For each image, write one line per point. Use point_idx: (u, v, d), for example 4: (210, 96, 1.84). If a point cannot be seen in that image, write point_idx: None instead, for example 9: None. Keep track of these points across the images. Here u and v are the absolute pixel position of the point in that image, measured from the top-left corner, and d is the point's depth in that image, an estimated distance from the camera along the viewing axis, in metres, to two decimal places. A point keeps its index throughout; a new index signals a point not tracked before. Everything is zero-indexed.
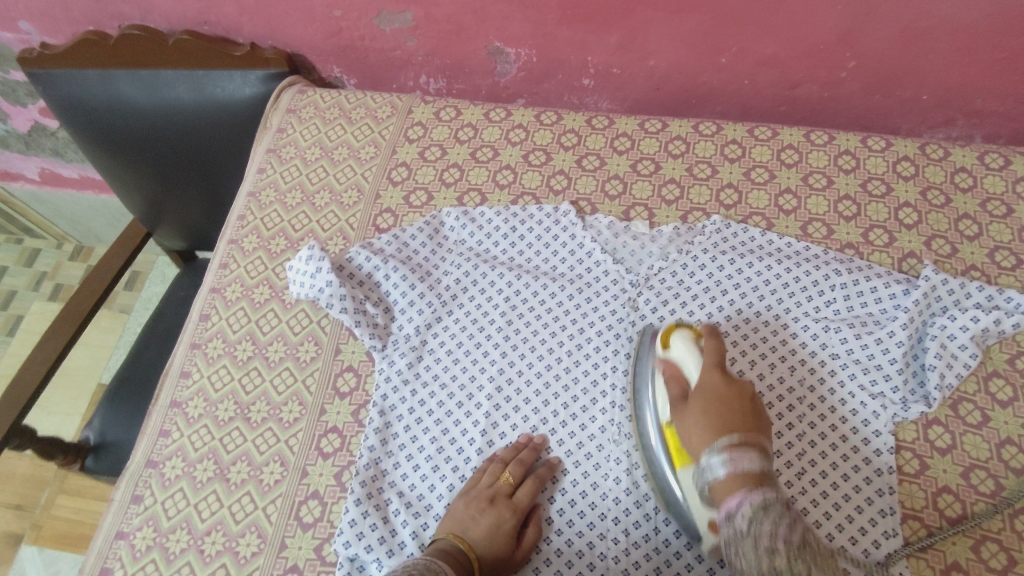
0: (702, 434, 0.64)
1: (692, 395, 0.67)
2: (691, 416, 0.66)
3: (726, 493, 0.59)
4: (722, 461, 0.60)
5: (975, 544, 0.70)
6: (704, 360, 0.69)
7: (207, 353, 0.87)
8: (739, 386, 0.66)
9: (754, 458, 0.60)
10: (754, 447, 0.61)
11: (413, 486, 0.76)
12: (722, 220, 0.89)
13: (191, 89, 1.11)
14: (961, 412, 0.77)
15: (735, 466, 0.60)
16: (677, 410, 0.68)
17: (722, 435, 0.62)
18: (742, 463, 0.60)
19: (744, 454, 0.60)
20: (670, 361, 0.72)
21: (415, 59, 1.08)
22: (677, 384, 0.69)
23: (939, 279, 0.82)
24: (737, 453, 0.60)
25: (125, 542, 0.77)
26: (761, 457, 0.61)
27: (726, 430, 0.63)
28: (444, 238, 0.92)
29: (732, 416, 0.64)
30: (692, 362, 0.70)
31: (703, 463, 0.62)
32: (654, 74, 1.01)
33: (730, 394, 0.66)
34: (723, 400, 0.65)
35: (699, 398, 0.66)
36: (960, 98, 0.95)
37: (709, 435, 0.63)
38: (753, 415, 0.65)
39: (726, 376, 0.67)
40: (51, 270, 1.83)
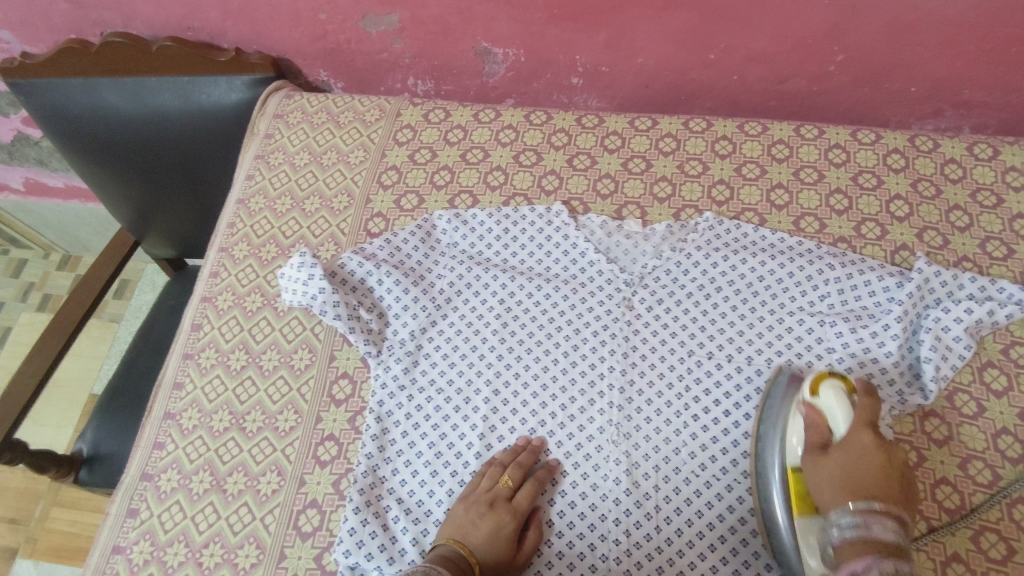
0: (835, 493, 0.61)
1: (835, 447, 0.63)
2: (829, 467, 0.62)
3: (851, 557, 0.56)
4: (854, 522, 0.57)
5: (974, 535, 0.71)
6: (854, 415, 0.64)
7: (199, 364, 0.86)
8: (888, 452, 0.62)
9: (890, 529, 0.56)
10: (893, 518, 0.57)
11: (412, 492, 0.75)
12: (715, 217, 0.89)
13: (177, 95, 1.10)
14: (957, 403, 0.77)
15: (868, 531, 0.56)
16: (813, 460, 0.64)
17: (860, 499, 0.59)
18: (878, 530, 0.56)
19: (880, 522, 0.57)
20: (814, 406, 0.67)
21: (402, 61, 1.07)
22: (817, 431, 0.65)
23: (932, 272, 0.82)
24: (872, 518, 0.57)
25: (122, 557, 0.76)
26: (897, 529, 0.57)
27: (865, 496, 0.59)
28: (436, 241, 0.91)
29: (875, 484, 0.60)
30: (840, 411, 0.64)
31: (832, 520, 0.59)
32: (642, 71, 1.01)
33: (875, 455, 0.62)
34: (866, 463, 0.61)
35: (839, 454, 0.62)
36: (948, 89, 0.95)
37: (843, 497, 0.60)
38: (897, 490, 0.61)
39: (877, 437, 0.63)
40: (39, 280, 1.81)
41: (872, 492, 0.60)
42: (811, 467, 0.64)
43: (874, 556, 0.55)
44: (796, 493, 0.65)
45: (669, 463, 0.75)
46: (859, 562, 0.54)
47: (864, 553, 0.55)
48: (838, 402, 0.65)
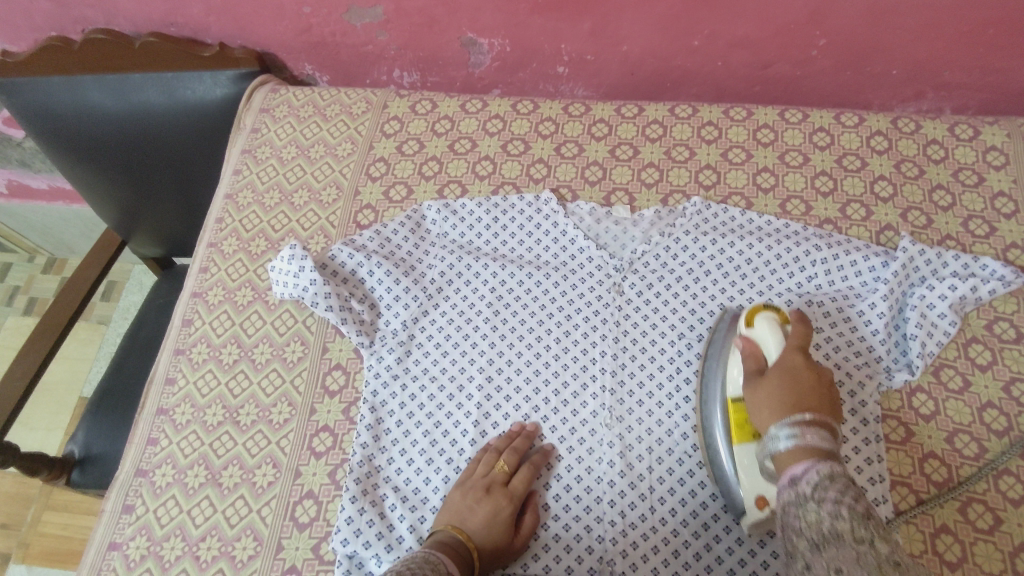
0: (771, 406, 0.61)
1: (769, 370, 0.65)
2: (765, 389, 0.63)
3: (792, 463, 0.56)
4: (791, 430, 0.57)
5: (962, 506, 0.72)
6: (787, 340, 0.67)
7: (191, 359, 0.86)
8: (819, 372, 0.63)
9: (825, 436, 0.56)
10: (827, 427, 0.57)
11: (407, 481, 0.76)
12: (702, 201, 0.90)
13: (162, 92, 1.09)
14: (944, 378, 0.78)
15: (804, 439, 0.56)
16: (749, 385, 0.66)
17: (795, 411, 0.59)
18: (813, 439, 0.56)
19: (816, 430, 0.56)
20: (751, 338, 0.70)
21: (388, 53, 1.07)
22: (754, 359, 0.68)
23: (917, 250, 0.83)
24: (808, 426, 0.56)
25: (118, 553, 0.76)
26: (831, 435, 0.56)
27: (799, 405, 0.59)
28: (426, 231, 0.91)
29: (806, 393, 0.60)
30: (773, 338, 0.68)
31: (771, 433, 0.59)
32: (628, 59, 1.02)
33: (805, 371, 0.63)
34: (796, 375, 0.62)
35: (775, 373, 0.63)
36: (929, 71, 0.96)
37: (778, 409, 0.60)
38: (829, 399, 0.61)
39: (807, 357, 0.65)
40: (24, 284, 1.79)
41: (807, 399, 0.60)
42: (748, 393, 0.65)
43: (811, 459, 0.54)
44: (738, 416, 0.68)
45: (662, 444, 0.76)
46: (800, 469, 0.54)
47: (801, 457, 0.55)
48: (771, 331, 0.68)
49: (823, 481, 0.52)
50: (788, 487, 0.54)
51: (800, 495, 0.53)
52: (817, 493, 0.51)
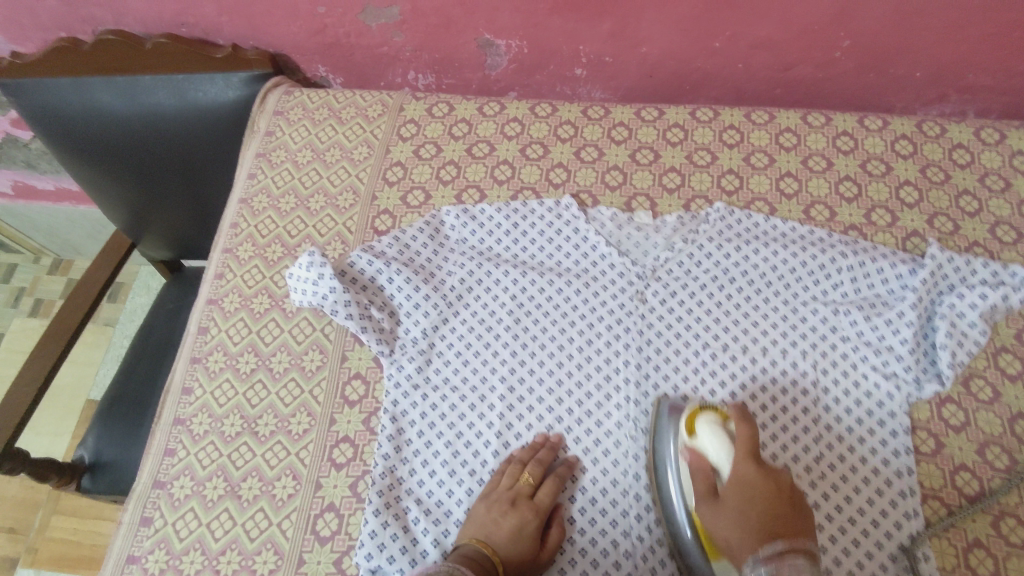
0: (742, 540, 0.61)
1: (725, 491, 0.64)
2: (727, 510, 0.63)
3: None
4: (768, 570, 0.57)
5: (994, 520, 0.71)
6: (733, 449, 0.65)
7: (208, 368, 0.85)
8: (776, 479, 0.63)
9: (801, 566, 0.58)
10: None
11: (430, 493, 0.75)
12: (726, 207, 0.89)
13: (173, 94, 1.07)
14: (973, 389, 0.77)
15: None
16: (708, 507, 0.64)
17: (766, 542, 0.60)
18: None
19: (791, 562, 0.58)
20: (697, 448, 0.67)
21: (403, 55, 1.05)
22: (704, 476, 0.66)
23: (945, 258, 0.82)
24: (784, 560, 0.58)
25: (137, 567, 0.74)
26: (807, 562, 0.58)
27: (770, 536, 0.60)
28: (445, 237, 0.90)
29: (773, 526, 0.61)
30: (720, 449, 0.65)
31: None
32: (647, 61, 1.00)
33: (764, 488, 0.62)
34: (757, 499, 0.62)
35: (733, 497, 0.63)
36: (954, 74, 0.95)
37: None
38: (793, 512, 0.62)
39: (761, 469, 0.63)
40: (30, 285, 1.78)
41: (773, 529, 0.61)
42: None
43: None
44: (707, 539, 0.65)
45: None
46: None
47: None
48: None
49: None
50: None
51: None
52: None
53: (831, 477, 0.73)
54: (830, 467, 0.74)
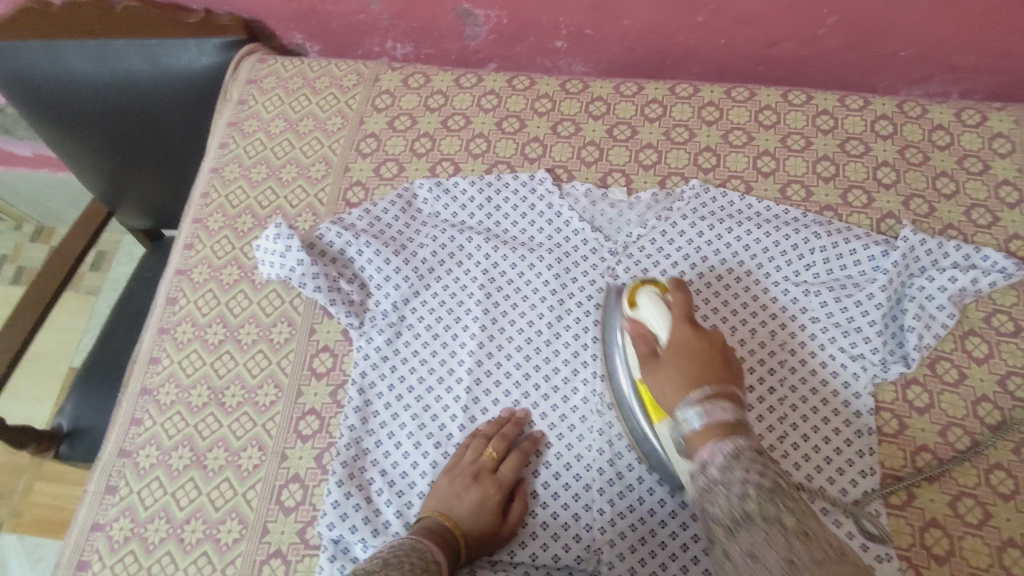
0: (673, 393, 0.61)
1: (664, 352, 0.65)
2: (661, 369, 0.64)
3: (700, 444, 0.55)
4: (696, 413, 0.57)
5: (952, 501, 0.71)
6: (671, 318, 0.67)
7: (176, 338, 0.84)
8: (708, 340, 0.64)
9: (728, 408, 0.57)
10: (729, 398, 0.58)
11: (395, 464, 0.75)
12: (701, 184, 0.88)
13: (145, 59, 1.04)
14: (939, 371, 0.77)
15: (711, 417, 0.56)
16: (649, 369, 0.65)
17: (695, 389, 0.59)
18: (718, 414, 0.56)
19: (719, 406, 0.57)
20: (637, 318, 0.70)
21: (380, 24, 1.03)
22: (644, 343, 0.67)
23: (918, 240, 0.82)
24: (711, 405, 0.57)
25: (102, 534, 0.75)
26: (734, 406, 0.57)
27: (698, 386, 0.59)
28: (417, 210, 0.89)
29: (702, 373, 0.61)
30: (658, 319, 0.67)
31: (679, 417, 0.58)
32: (629, 35, 0.98)
33: (696, 345, 0.64)
34: (691, 354, 0.63)
35: (668, 355, 0.64)
36: (937, 53, 0.93)
37: (682, 391, 0.60)
38: (722, 365, 0.62)
39: (697, 330, 0.66)
40: (12, 252, 1.76)
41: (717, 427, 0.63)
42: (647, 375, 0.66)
43: (719, 441, 0.54)
44: None
45: None
46: (707, 451, 0.54)
47: (709, 439, 0.55)
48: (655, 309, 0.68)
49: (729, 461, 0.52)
50: (699, 471, 0.54)
51: (709, 479, 0.53)
52: (724, 476, 0.52)
53: (794, 456, 0.74)
54: (793, 447, 0.74)
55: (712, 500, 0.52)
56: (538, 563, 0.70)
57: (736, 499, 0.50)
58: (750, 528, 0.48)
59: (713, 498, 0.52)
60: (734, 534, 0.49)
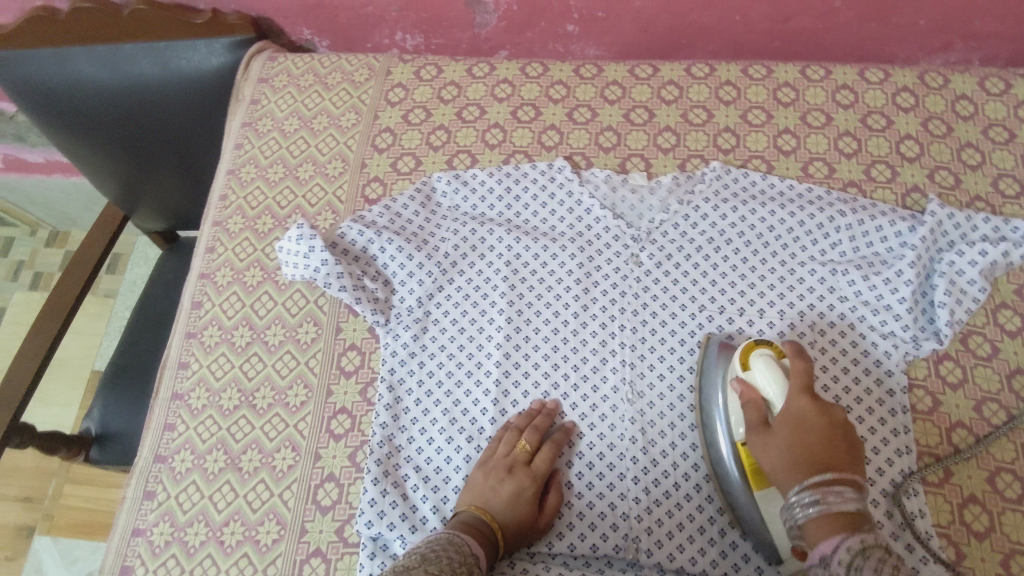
0: (787, 474, 0.58)
1: (777, 423, 0.61)
2: (774, 439, 0.60)
3: (819, 541, 0.54)
4: (814, 499, 0.55)
5: (990, 477, 0.71)
6: (789, 383, 0.62)
7: (203, 342, 0.85)
8: (829, 415, 0.60)
9: (850, 498, 0.55)
10: (850, 485, 0.56)
11: (429, 460, 0.75)
12: (722, 166, 0.87)
13: (155, 63, 1.04)
14: (971, 346, 0.77)
15: (829, 506, 0.54)
16: (757, 439, 0.62)
17: (816, 473, 0.57)
18: (836, 503, 0.54)
19: (840, 496, 0.55)
20: (748, 380, 0.65)
21: (389, 16, 1.02)
22: (756, 408, 0.63)
23: (946, 214, 0.81)
24: (830, 491, 0.55)
25: (143, 539, 0.76)
26: (856, 496, 0.55)
27: (821, 470, 0.57)
28: (437, 204, 0.88)
29: (823, 455, 0.58)
30: (775, 384, 0.62)
31: (793, 500, 0.56)
32: (641, 16, 0.97)
33: (814, 430, 0.59)
34: (807, 429, 0.59)
35: (783, 429, 0.60)
36: (958, 21, 0.91)
37: (797, 475, 0.58)
38: (845, 451, 0.59)
39: (815, 401, 0.61)
40: (28, 258, 1.77)
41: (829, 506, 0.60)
42: (755, 442, 0.62)
43: (841, 538, 0.53)
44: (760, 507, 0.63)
45: (684, 420, 0.75)
46: (829, 548, 0.53)
47: (830, 534, 0.54)
48: (770, 376, 0.63)
49: (856, 560, 0.51)
50: (819, 568, 0.53)
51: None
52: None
53: None
54: None
55: None
56: (577, 553, 0.71)
57: None
58: None
59: None
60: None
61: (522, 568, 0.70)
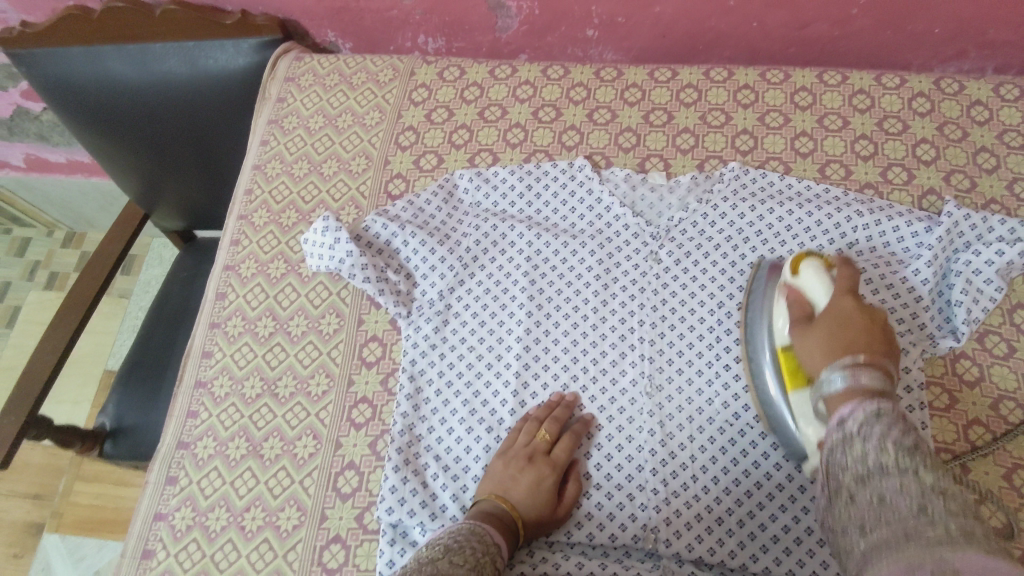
0: (822, 351, 0.61)
1: (819, 317, 0.64)
2: (814, 333, 0.63)
3: (841, 402, 0.55)
4: (843, 374, 0.56)
5: (1007, 473, 0.71)
6: (835, 285, 0.66)
7: (227, 332, 0.86)
8: (872, 312, 0.62)
9: (877, 376, 0.55)
10: (881, 368, 0.56)
11: (449, 449, 0.76)
12: (740, 166, 0.88)
13: (183, 62, 1.07)
14: (988, 345, 0.77)
15: (855, 379, 0.55)
16: (799, 331, 0.65)
17: (846, 354, 0.58)
18: (864, 378, 0.55)
19: (869, 370, 0.56)
20: (799, 288, 0.69)
21: (413, 18, 1.04)
22: (801, 307, 0.67)
23: (962, 215, 0.81)
24: (859, 367, 0.56)
25: (164, 523, 0.76)
26: (884, 377, 0.55)
27: (851, 351, 0.58)
28: (459, 200, 0.90)
29: (857, 339, 0.60)
30: (821, 287, 0.66)
31: (822, 377, 0.58)
32: (660, 21, 0.99)
33: (856, 312, 0.63)
34: (848, 316, 0.62)
35: (824, 319, 0.63)
36: (972, 29, 0.93)
37: (829, 355, 0.60)
38: (884, 345, 0.60)
39: (859, 300, 0.64)
40: (45, 258, 1.80)
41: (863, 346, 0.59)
42: (798, 340, 0.65)
43: (861, 400, 0.53)
44: (789, 372, 0.66)
45: (703, 413, 0.75)
46: (848, 408, 0.54)
47: (852, 397, 0.54)
48: (820, 282, 0.67)
49: (870, 418, 0.52)
50: (836, 427, 0.54)
51: (848, 433, 0.52)
52: (863, 431, 0.51)
53: None
54: None
55: (846, 451, 0.52)
56: (595, 543, 0.71)
57: (871, 452, 0.50)
58: (883, 477, 0.48)
59: (849, 455, 0.51)
60: (862, 483, 0.49)
61: (542, 556, 0.70)
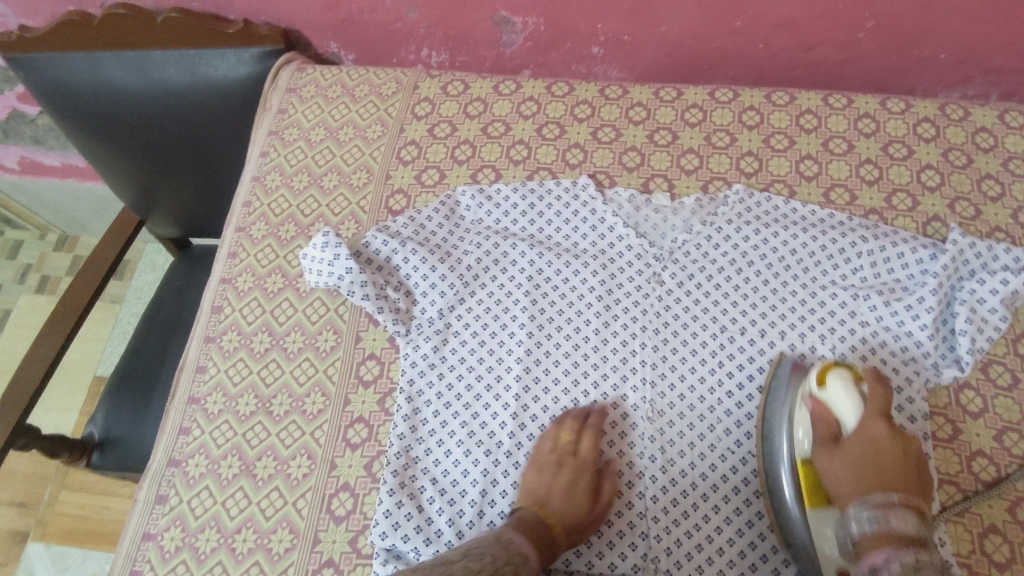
0: (852, 492, 0.60)
1: (847, 445, 0.63)
2: (843, 462, 0.62)
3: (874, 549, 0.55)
4: (875, 517, 0.56)
5: (1011, 507, 0.71)
6: (863, 407, 0.64)
7: (222, 347, 0.85)
8: (901, 445, 0.62)
9: (911, 521, 0.56)
10: (914, 512, 0.57)
11: (446, 473, 0.74)
12: (745, 189, 0.87)
13: (183, 70, 1.05)
14: (992, 375, 0.77)
15: (889, 525, 0.55)
16: (825, 452, 0.63)
17: (879, 491, 0.58)
18: (897, 524, 0.55)
19: (901, 515, 0.56)
20: (824, 399, 0.66)
21: (417, 31, 1.03)
22: (825, 425, 0.65)
23: (967, 243, 0.81)
24: (892, 510, 0.56)
25: (153, 543, 0.75)
26: (918, 521, 0.56)
27: (884, 490, 0.58)
28: (460, 217, 0.89)
29: (893, 480, 0.60)
30: (850, 406, 0.64)
31: (851, 515, 0.58)
32: (666, 40, 0.98)
33: (889, 445, 0.62)
34: (882, 453, 0.61)
35: (854, 449, 0.62)
36: (978, 56, 0.92)
37: (860, 490, 0.59)
38: (914, 485, 0.60)
39: (891, 428, 0.63)
40: (36, 262, 1.77)
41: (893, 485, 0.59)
42: (824, 461, 0.63)
43: (898, 548, 0.53)
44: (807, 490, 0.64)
45: (704, 440, 0.74)
46: (881, 555, 0.54)
47: (886, 544, 0.54)
48: (848, 396, 0.64)
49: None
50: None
51: None
52: None
53: None
54: None
55: None
56: (594, 572, 0.70)
57: None
58: None
59: None
60: None
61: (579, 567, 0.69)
